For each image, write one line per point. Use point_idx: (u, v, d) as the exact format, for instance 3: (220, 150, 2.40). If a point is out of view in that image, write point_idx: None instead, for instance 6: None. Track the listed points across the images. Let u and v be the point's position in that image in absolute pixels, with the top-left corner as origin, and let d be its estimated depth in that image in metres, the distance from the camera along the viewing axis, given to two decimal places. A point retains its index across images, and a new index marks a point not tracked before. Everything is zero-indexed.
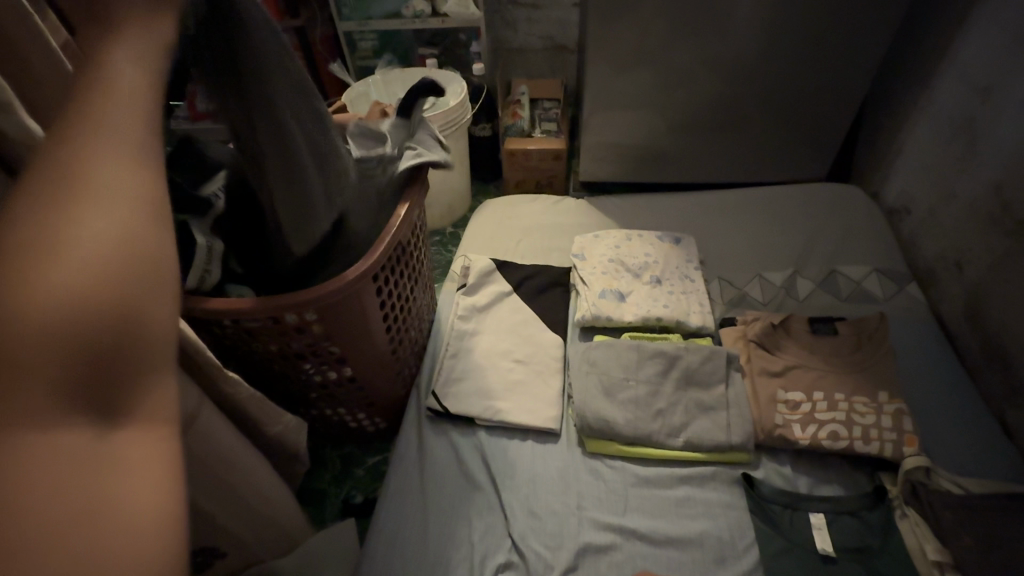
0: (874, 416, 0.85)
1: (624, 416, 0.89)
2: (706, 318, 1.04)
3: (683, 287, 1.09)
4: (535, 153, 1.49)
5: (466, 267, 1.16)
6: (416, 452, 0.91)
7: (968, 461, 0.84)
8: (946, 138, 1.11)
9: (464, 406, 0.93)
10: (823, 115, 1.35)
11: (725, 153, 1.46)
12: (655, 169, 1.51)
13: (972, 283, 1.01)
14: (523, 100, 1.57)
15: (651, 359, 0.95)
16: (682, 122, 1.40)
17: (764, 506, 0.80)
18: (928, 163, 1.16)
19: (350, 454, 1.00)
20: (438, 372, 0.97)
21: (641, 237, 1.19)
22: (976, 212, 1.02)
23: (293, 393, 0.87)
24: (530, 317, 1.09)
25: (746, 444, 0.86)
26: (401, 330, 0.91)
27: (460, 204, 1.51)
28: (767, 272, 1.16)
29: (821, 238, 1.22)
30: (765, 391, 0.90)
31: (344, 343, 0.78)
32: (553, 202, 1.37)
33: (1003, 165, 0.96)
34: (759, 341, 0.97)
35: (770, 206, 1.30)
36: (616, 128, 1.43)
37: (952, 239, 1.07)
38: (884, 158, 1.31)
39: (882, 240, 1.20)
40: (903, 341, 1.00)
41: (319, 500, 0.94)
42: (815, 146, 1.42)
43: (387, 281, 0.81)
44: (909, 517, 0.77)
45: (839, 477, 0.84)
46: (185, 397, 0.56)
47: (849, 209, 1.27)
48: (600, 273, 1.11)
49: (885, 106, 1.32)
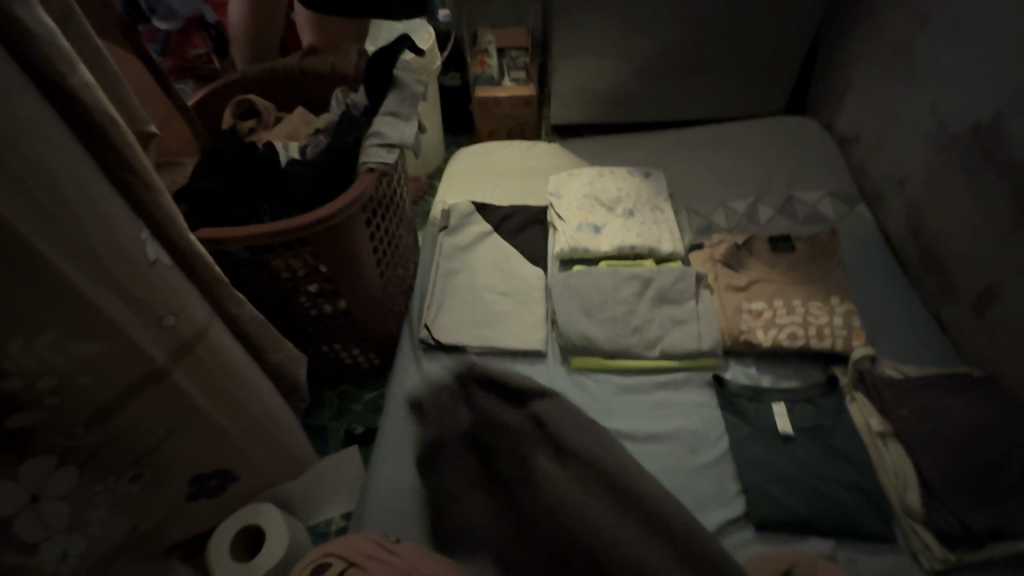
0: (827, 316, 0.94)
1: (605, 333, 0.96)
2: (676, 244, 1.10)
3: (654, 217, 1.15)
4: (505, 101, 1.51)
5: (446, 211, 1.19)
6: (413, 381, 0.96)
7: (907, 351, 0.95)
8: (891, 65, 1.18)
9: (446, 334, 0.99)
10: (779, 50, 1.40)
11: (688, 94, 1.50)
12: (622, 113, 1.55)
13: (915, 199, 1.10)
14: (490, 49, 1.57)
15: (627, 282, 1.01)
16: (649, 64, 1.43)
17: (732, 401, 0.89)
18: (875, 91, 1.23)
19: (345, 391, 1.06)
20: (434, 279, 1.08)
21: (613, 173, 1.24)
22: (917, 132, 1.10)
23: (290, 330, 0.91)
24: (511, 253, 1.13)
25: (715, 349, 0.94)
26: (388, 266, 0.95)
27: (434, 154, 1.53)
28: (731, 202, 1.23)
29: (780, 168, 1.29)
30: (731, 304, 0.98)
31: (336, 275, 0.83)
32: (527, 147, 1.40)
33: (940, 86, 1.04)
34: (724, 261, 1.05)
35: (733, 139, 1.37)
36: (584, 73, 1.46)
37: (899, 160, 1.15)
38: (838, 91, 1.38)
39: (835, 167, 1.28)
40: (852, 254, 1.10)
41: (320, 434, 1.00)
42: (773, 83, 1.48)
43: (375, 214, 0.85)
44: (858, 399, 0.87)
45: (796, 373, 0.94)
46: (197, 310, 0.59)
47: (805, 140, 1.34)
48: (575, 209, 1.16)
49: (837, 40, 1.38)
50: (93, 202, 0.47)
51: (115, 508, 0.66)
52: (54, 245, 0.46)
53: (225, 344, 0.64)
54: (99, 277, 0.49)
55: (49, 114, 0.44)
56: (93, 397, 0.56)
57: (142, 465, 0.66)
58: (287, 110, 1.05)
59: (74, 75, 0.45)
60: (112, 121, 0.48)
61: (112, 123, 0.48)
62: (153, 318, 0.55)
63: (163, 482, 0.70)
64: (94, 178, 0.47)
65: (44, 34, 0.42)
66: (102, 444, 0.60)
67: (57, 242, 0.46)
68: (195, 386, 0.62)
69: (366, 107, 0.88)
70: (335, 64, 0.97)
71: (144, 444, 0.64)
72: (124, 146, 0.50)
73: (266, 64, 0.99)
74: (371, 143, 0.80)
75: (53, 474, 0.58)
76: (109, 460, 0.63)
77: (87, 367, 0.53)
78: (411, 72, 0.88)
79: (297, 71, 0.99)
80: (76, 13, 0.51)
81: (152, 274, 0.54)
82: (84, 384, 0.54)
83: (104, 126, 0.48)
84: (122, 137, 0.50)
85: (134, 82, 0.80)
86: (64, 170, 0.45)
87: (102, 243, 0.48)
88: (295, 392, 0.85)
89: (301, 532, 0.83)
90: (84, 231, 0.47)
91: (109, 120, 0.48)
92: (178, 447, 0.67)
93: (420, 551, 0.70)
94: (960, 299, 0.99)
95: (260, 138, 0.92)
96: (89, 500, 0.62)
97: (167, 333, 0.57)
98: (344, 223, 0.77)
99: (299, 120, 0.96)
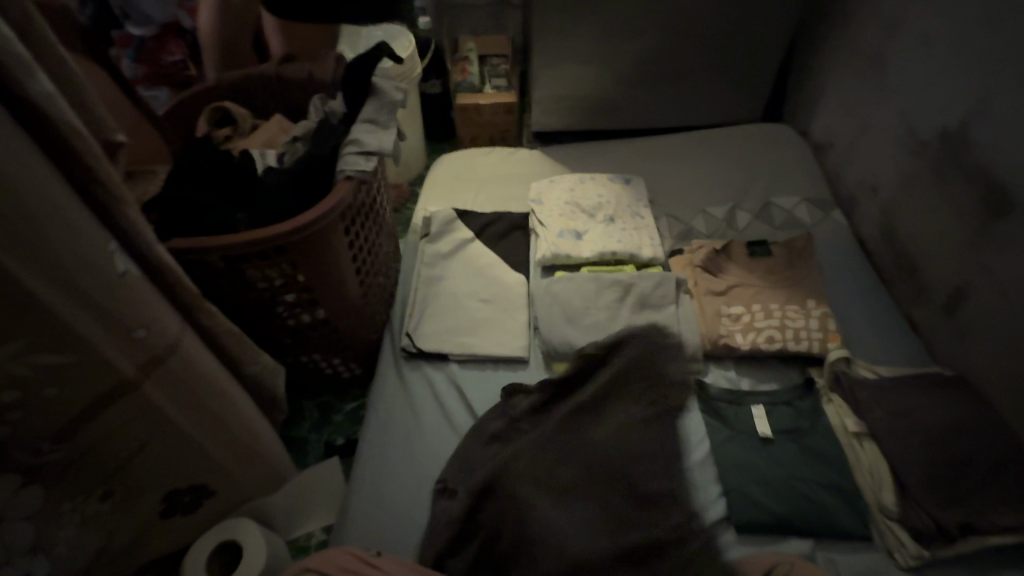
0: (804, 319, 0.96)
1: (587, 339, 0.96)
2: (657, 249, 1.12)
3: (634, 223, 1.17)
4: (487, 108, 1.51)
5: (427, 218, 1.19)
6: (395, 390, 0.95)
7: (881, 353, 0.97)
8: (863, 73, 1.21)
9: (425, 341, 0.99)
10: (755, 58, 1.43)
11: (667, 102, 1.52)
12: (603, 120, 1.56)
13: (887, 204, 1.12)
14: (471, 56, 1.57)
15: (609, 288, 1.02)
16: (628, 72, 1.45)
17: (712, 404, 0.90)
18: (847, 99, 1.27)
19: (326, 402, 1.04)
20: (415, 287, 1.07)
21: (594, 180, 1.25)
22: (888, 138, 1.13)
23: (268, 341, 0.89)
24: (493, 259, 1.13)
25: (696, 353, 0.95)
26: (368, 274, 0.94)
27: (416, 161, 1.52)
28: (710, 207, 1.25)
29: (757, 174, 1.31)
30: (710, 309, 1.00)
31: (315, 284, 0.82)
32: (508, 154, 1.41)
33: (909, 95, 1.07)
34: (703, 266, 1.07)
35: (712, 146, 1.39)
36: (565, 80, 1.47)
37: (870, 166, 1.18)
38: (812, 99, 1.42)
39: (810, 173, 1.31)
40: (828, 258, 1.12)
41: (300, 445, 0.98)
42: (749, 91, 1.51)
43: (354, 222, 0.85)
44: (835, 401, 0.89)
45: (775, 375, 0.95)
46: (169, 322, 0.58)
47: (782, 146, 1.37)
48: (557, 215, 1.16)
49: (811, 50, 1.41)
50: (55, 212, 0.46)
51: (84, 526, 0.64)
52: (14, 257, 0.44)
53: (200, 357, 0.62)
54: (63, 289, 0.48)
55: (8, 122, 0.42)
56: (58, 411, 0.54)
57: (112, 482, 0.64)
58: (265, 117, 1.04)
59: (34, 82, 0.44)
60: (76, 130, 0.47)
61: (76, 132, 0.47)
62: (122, 331, 0.53)
63: (134, 499, 0.68)
64: (58, 187, 0.46)
65: (2, 40, 0.41)
66: (69, 462, 0.59)
67: (18, 253, 0.44)
68: (167, 399, 0.60)
69: (345, 115, 0.87)
70: (313, 71, 0.96)
71: (113, 460, 0.62)
72: (89, 154, 0.49)
73: (243, 71, 0.98)
74: (349, 151, 0.79)
75: (17, 493, 0.56)
76: (76, 478, 0.61)
77: (50, 380, 0.52)
78: (391, 79, 0.88)
79: (275, 78, 0.98)
80: (38, 19, 0.49)
81: (121, 286, 0.52)
82: (48, 399, 0.53)
83: (67, 135, 0.47)
84: (87, 146, 0.49)
85: (104, 89, 0.78)
86: (25, 179, 0.43)
87: (66, 255, 0.47)
88: (273, 404, 0.83)
89: (280, 547, 0.81)
90: (46, 241, 0.45)
91: (71, 128, 0.47)
92: (150, 462, 0.65)
93: (404, 565, 0.69)
94: (931, 301, 1.01)
95: (237, 146, 0.90)
96: (56, 519, 0.60)
97: (136, 347, 0.55)
98: (322, 231, 0.76)
99: (276, 128, 0.95)
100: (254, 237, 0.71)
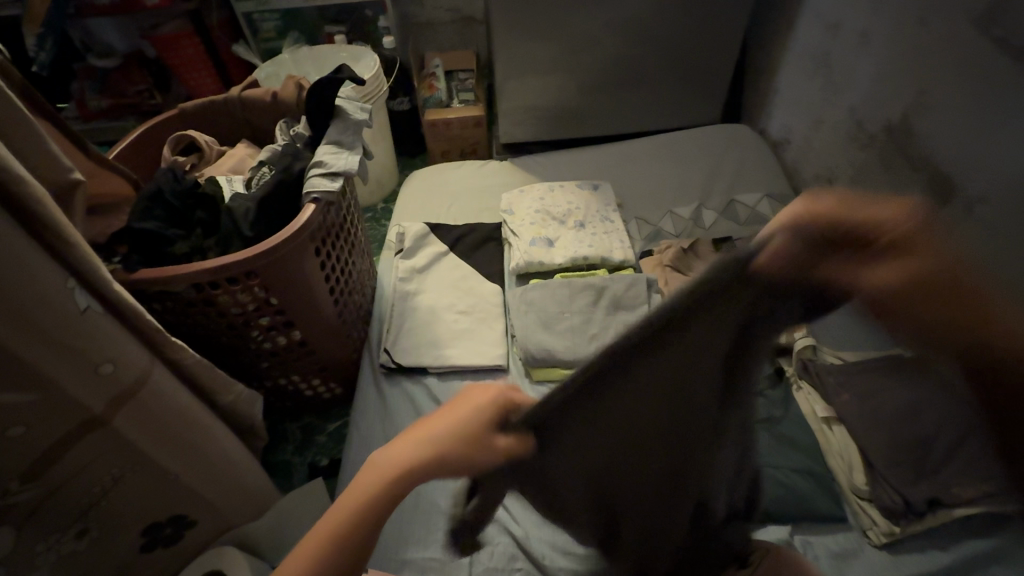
0: None
1: (563, 344, 0.98)
2: (627, 252, 1.14)
3: (605, 227, 1.19)
4: (455, 122, 1.53)
5: (401, 234, 1.20)
6: (378, 408, 0.95)
7: None
8: (812, 73, 1.26)
9: (402, 356, 1.00)
10: (713, 63, 1.48)
11: (630, 108, 1.56)
12: (570, 127, 1.60)
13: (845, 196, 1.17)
14: (438, 73, 1.59)
15: (583, 291, 1.04)
16: (593, 82, 1.49)
17: None
18: (799, 98, 1.32)
19: (308, 424, 1.04)
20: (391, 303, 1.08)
21: (563, 187, 1.28)
22: (840, 134, 1.18)
23: (245, 365, 0.90)
24: (469, 271, 1.14)
25: None
26: (344, 293, 0.95)
27: (388, 179, 1.54)
28: (677, 208, 1.29)
29: (720, 173, 1.35)
30: None
31: (290, 307, 0.83)
32: (479, 166, 1.43)
33: (856, 92, 1.12)
34: (673, 265, 1.09)
35: (677, 147, 1.43)
36: (530, 92, 1.50)
37: (825, 160, 1.24)
38: (767, 97, 1.47)
39: (771, 168, 1.36)
40: None
41: (283, 469, 0.98)
42: (711, 94, 1.55)
43: (325, 243, 0.86)
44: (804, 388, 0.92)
45: None
46: (136, 357, 0.58)
47: (742, 145, 1.41)
48: (529, 224, 1.18)
49: (764, 52, 1.47)
50: (14, 259, 0.46)
51: (58, 567, 0.64)
52: None
53: (172, 389, 0.62)
54: (24, 328, 0.48)
55: None
56: (31, 448, 0.55)
57: (87, 517, 0.64)
58: (231, 143, 1.05)
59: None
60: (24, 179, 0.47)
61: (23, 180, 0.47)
62: (87, 369, 0.54)
63: (112, 532, 0.68)
64: (25, 244, 0.47)
65: None
66: (39, 502, 0.58)
67: None
68: (138, 433, 0.61)
69: (311, 138, 0.88)
70: (276, 94, 0.97)
71: (88, 493, 0.62)
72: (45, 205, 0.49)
73: (206, 99, 0.98)
74: (316, 176, 0.80)
75: None
76: (52, 517, 0.61)
77: (19, 418, 0.52)
78: (354, 101, 0.89)
79: (238, 103, 0.99)
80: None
81: (86, 325, 0.52)
82: (16, 439, 0.53)
83: (15, 187, 0.47)
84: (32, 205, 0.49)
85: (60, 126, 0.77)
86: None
87: (27, 301, 0.47)
88: (252, 430, 0.83)
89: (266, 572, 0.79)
90: (13, 297, 0.46)
91: (20, 184, 0.47)
92: (127, 496, 0.66)
93: None
94: None
95: (202, 174, 0.91)
96: (28, 561, 0.59)
97: (106, 384, 0.56)
98: (294, 254, 0.77)
99: (243, 154, 0.96)
100: (225, 263, 0.71)
